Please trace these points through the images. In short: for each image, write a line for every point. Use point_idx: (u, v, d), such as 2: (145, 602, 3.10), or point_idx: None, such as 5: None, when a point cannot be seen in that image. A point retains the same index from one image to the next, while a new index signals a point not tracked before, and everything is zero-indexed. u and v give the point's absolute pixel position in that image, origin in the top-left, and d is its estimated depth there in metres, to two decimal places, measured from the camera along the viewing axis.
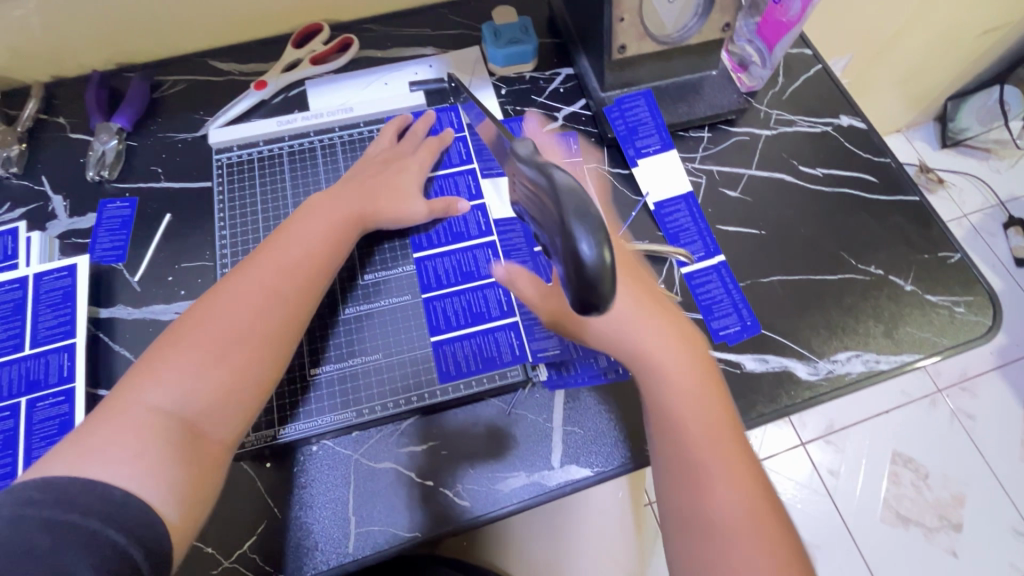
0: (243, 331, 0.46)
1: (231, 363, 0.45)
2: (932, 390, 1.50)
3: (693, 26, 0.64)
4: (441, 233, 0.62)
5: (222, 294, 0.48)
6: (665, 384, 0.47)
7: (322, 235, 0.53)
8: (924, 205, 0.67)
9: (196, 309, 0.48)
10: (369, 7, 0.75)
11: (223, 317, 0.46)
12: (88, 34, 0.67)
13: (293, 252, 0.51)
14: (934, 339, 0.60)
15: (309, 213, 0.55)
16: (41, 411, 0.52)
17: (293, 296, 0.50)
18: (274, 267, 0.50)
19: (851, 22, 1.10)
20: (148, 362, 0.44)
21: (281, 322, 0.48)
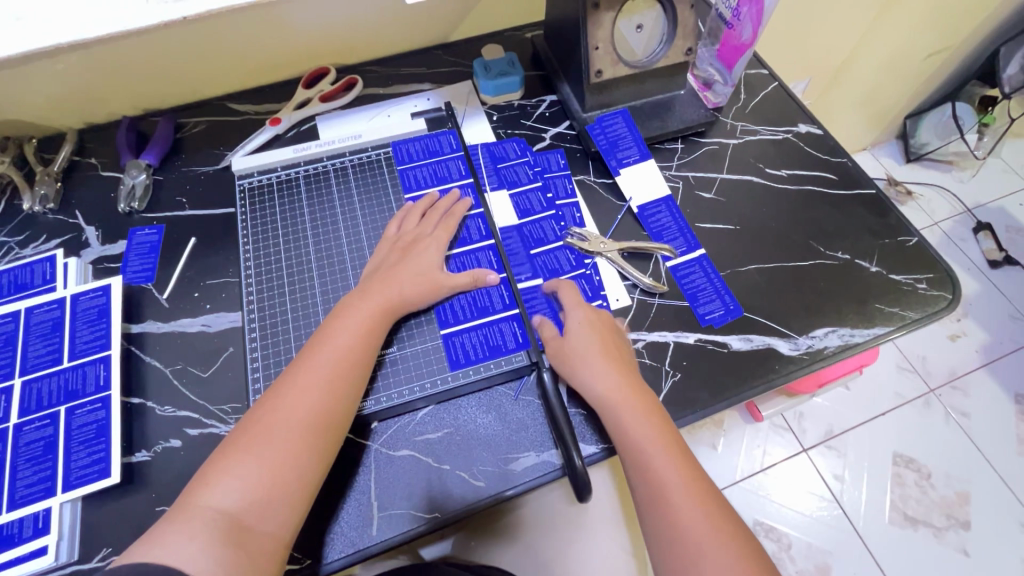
0: (290, 431, 0.49)
1: (280, 460, 0.48)
2: (925, 391, 1.54)
3: (660, 51, 0.73)
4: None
5: (272, 396, 0.51)
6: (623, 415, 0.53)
7: (357, 328, 0.56)
8: (881, 196, 0.74)
9: (251, 413, 0.51)
10: (372, 50, 0.84)
11: (269, 418, 0.49)
12: (121, 84, 0.75)
13: (329, 350, 0.54)
14: (902, 313, 0.66)
15: (344, 312, 0.57)
16: (82, 417, 0.56)
17: (332, 392, 0.52)
18: (314, 365, 0.53)
19: (805, 50, 1.22)
20: (205, 469, 0.48)
21: (325, 419, 0.50)
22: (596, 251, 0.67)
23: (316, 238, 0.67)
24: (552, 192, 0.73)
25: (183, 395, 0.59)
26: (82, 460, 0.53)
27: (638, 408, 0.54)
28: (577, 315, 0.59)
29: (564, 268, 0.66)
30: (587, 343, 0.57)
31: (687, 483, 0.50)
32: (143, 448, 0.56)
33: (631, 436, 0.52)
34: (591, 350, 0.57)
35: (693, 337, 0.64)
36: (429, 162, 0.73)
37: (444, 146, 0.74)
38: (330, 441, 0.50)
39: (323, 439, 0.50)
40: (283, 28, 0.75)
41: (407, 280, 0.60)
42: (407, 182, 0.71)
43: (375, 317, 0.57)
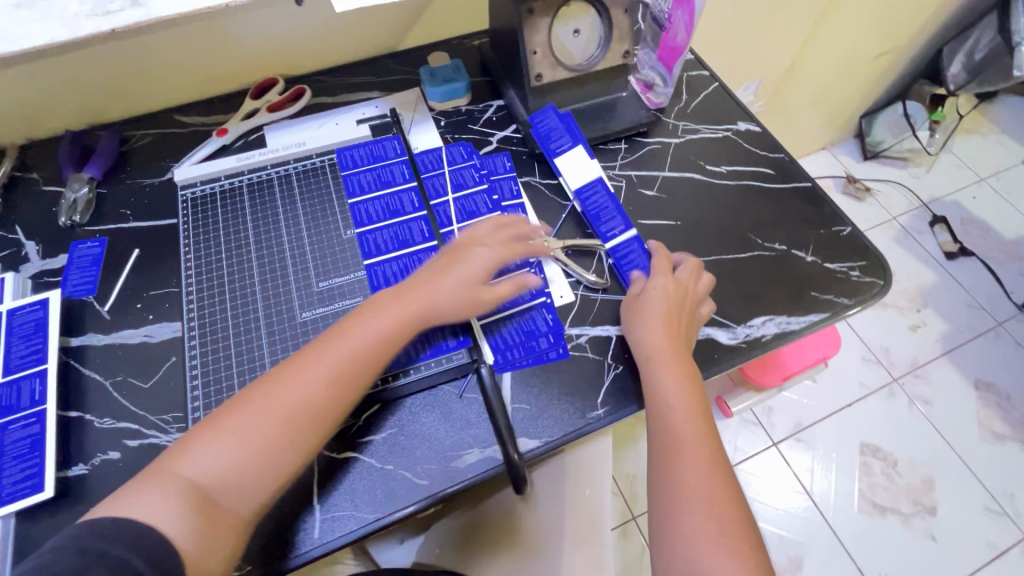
0: (275, 420, 0.49)
1: (256, 450, 0.48)
2: (888, 380, 1.58)
3: (598, 55, 0.76)
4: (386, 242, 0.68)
5: (269, 382, 0.51)
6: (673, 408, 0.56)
7: (382, 329, 0.55)
8: (816, 189, 0.77)
9: (245, 391, 0.51)
10: (320, 60, 0.85)
11: (261, 404, 0.49)
12: (62, 98, 0.75)
13: (345, 347, 0.53)
14: (836, 300, 0.68)
15: (378, 308, 0.56)
16: (17, 432, 0.55)
17: (333, 390, 0.51)
18: (324, 361, 0.52)
19: (754, 53, 1.25)
20: (191, 436, 0.48)
21: (309, 418, 0.50)
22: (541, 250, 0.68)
23: (258, 246, 0.67)
24: (498, 193, 0.74)
25: (122, 407, 0.59)
26: (16, 476, 0.53)
27: (681, 373, 0.57)
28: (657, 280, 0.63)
29: (508, 266, 0.66)
30: (657, 309, 0.60)
31: (705, 453, 0.53)
32: (80, 462, 0.55)
33: (664, 397, 0.56)
34: (657, 316, 0.60)
35: None
36: (370, 165, 0.73)
37: (384, 150, 0.75)
38: (310, 438, 0.50)
39: (304, 437, 0.49)
40: (229, 38, 0.76)
41: (446, 288, 0.58)
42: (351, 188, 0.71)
43: (399, 323, 0.56)
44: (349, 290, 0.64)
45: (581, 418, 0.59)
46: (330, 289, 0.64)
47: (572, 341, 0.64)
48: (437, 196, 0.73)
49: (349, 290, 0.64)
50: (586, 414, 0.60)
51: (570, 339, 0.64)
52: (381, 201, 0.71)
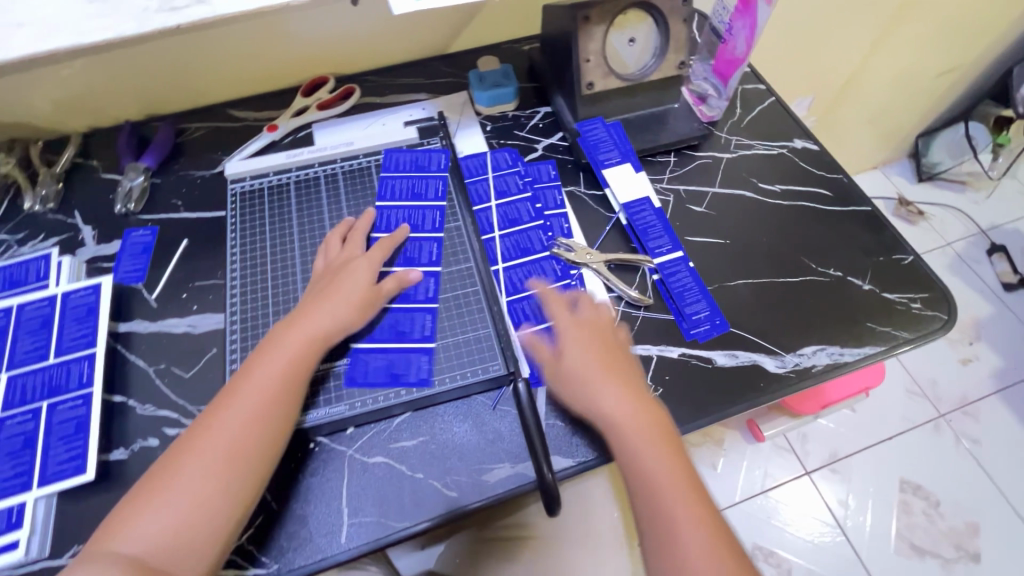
0: (210, 469, 0.48)
1: (200, 501, 0.47)
2: (934, 416, 1.49)
3: (651, 65, 0.74)
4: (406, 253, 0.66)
5: (192, 441, 0.49)
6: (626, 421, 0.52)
7: (293, 356, 0.54)
8: (876, 213, 0.73)
9: (166, 454, 0.49)
10: (371, 60, 0.86)
11: (184, 463, 0.48)
12: (124, 89, 0.77)
13: (258, 380, 0.52)
14: (895, 333, 0.64)
15: (273, 343, 0.55)
16: (64, 412, 0.56)
17: (256, 425, 0.50)
18: (240, 399, 0.51)
19: (810, 67, 1.21)
20: (116, 513, 0.46)
21: (247, 450, 0.49)
22: (582, 262, 0.67)
23: (302, 243, 0.67)
24: (541, 202, 0.73)
25: (163, 395, 0.60)
26: (61, 455, 0.54)
27: (618, 386, 0.55)
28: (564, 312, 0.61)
29: (549, 279, 0.66)
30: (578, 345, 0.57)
31: (672, 470, 0.50)
32: (121, 447, 0.57)
33: (621, 419, 0.52)
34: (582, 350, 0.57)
35: (678, 352, 0.63)
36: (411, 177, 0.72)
37: (428, 162, 0.73)
38: (252, 471, 0.49)
39: (247, 474, 0.49)
40: (284, 36, 0.78)
41: (331, 309, 0.57)
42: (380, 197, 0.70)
43: (305, 347, 0.55)
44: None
45: None
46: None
47: None
48: (480, 203, 0.72)
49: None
50: None
51: None
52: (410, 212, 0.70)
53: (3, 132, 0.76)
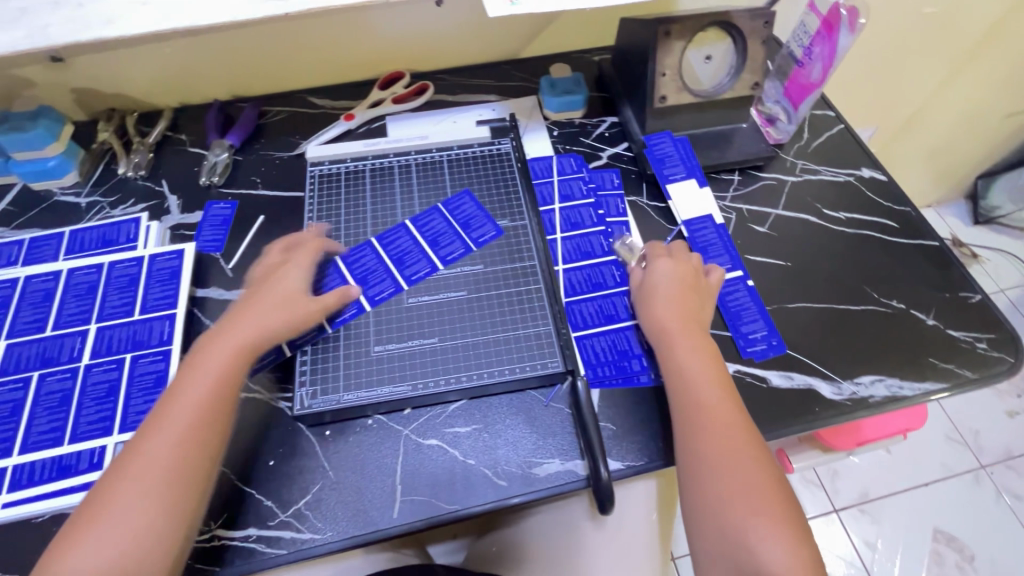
0: (152, 485, 0.47)
1: (150, 516, 0.46)
2: (975, 466, 1.44)
3: (726, 82, 0.75)
4: (415, 262, 0.67)
5: (127, 466, 0.48)
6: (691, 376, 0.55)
7: (226, 365, 0.54)
8: (944, 249, 0.72)
9: (104, 480, 0.48)
10: (446, 59, 0.89)
11: (126, 486, 0.47)
12: (217, 70, 0.82)
13: (190, 393, 0.51)
14: (958, 371, 0.63)
15: (199, 357, 0.54)
16: (146, 366, 0.60)
17: (188, 438, 0.49)
18: (171, 416, 0.50)
19: (875, 99, 1.19)
20: (62, 541, 0.45)
21: (187, 459, 0.49)
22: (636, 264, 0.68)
23: (374, 228, 0.70)
24: (604, 209, 0.74)
25: None
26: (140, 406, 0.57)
27: (696, 343, 0.57)
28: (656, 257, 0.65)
29: (608, 284, 0.67)
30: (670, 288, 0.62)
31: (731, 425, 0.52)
32: None
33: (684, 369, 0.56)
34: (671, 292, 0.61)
35: (733, 368, 0.63)
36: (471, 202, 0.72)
37: (497, 191, 0.74)
38: (197, 482, 0.49)
39: (193, 481, 0.48)
40: (369, 30, 0.81)
41: (264, 315, 0.57)
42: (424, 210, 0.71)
43: (231, 360, 0.54)
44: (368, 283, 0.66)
45: (668, 449, 0.58)
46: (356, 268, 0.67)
47: None
48: (544, 205, 0.74)
49: (372, 280, 0.66)
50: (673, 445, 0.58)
51: None
52: (445, 231, 0.70)
53: (104, 101, 0.82)
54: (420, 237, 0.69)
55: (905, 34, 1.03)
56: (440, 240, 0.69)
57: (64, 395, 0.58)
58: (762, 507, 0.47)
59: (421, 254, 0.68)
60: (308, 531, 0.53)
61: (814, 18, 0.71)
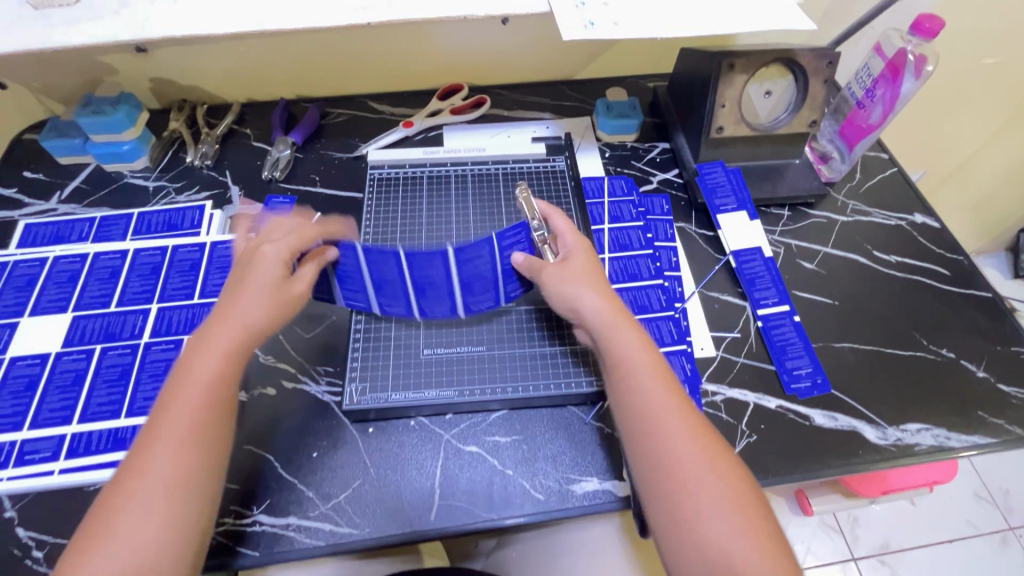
0: (154, 497, 0.43)
1: (153, 528, 0.43)
2: (1002, 527, 1.39)
3: (783, 118, 0.75)
4: (390, 297, 0.61)
5: (128, 472, 0.44)
6: (633, 382, 0.51)
7: (223, 361, 0.49)
8: (997, 301, 0.71)
9: (101, 498, 0.44)
10: (504, 75, 0.91)
11: (132, 498, 0.43)
12: (286, 70, 0.85)
13: (185, 394, 0.47)
14: (1007, 427, 0.62)
15: (189, 358, 0.49)
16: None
17: (191, 446, 0.46)
18: (168, 421, 0.46)
19: (926, 143, 1.18)
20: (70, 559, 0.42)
21: (192, 469, 0.45)
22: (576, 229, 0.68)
23: (427, 233, 0.72)
24: (652, 233, 0.75)
25: (284, 349, 0.65)
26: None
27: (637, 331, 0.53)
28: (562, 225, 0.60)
29: (653, 307, 0.68)
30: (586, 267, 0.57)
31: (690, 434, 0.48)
32: (243, 389, 0.62)
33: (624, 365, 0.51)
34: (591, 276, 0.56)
35: (775, 403, 0.63)
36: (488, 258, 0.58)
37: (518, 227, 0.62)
38: (208, 486, 0.46)
39: (196, 495, 0.45)
40: (435, 42, 0.83)
41: (250, 304, 0.52)
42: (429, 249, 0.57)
43: (227, 358, 0.50)
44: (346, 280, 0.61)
45: None
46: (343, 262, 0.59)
47: (708, 396, 0.63)
48: (595, 224, 0.75)
49: (349, 283, 0.61)
50: None
51: (706, 395, 0.63)
52: (440, 284, 0.60)
53: (177, 92, 0.85)
54: (405, 283, 0.59)
55: (961, 81, 1.02)
56: (429, 291, 0.60)
57: (123, 370, 0.60)
58: (735, 514, 0.44)
59: (402, 296, 0.61)
60: (344, 526, 0.54)
61: (879, 61, 0.71)
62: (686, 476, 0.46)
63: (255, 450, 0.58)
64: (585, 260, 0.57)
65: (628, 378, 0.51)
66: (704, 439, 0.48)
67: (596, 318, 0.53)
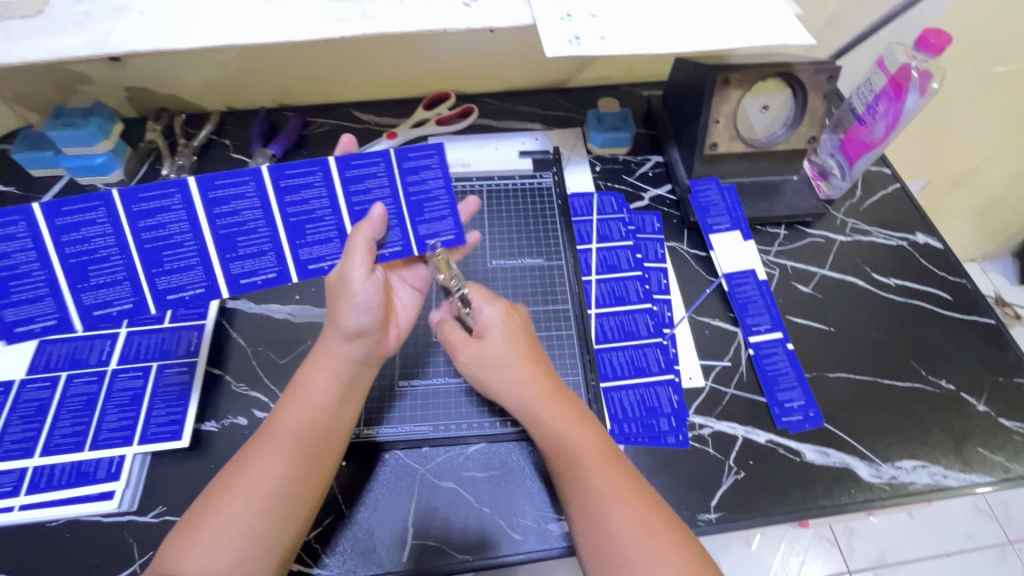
0: (252, 498, 0.45)
1: (250, 521, 0.44)
2: (1002, 540, 1.30)
3: (781, 133, 0.72)
4: (252, 241, 0.54)
5: (225, 478, 0.46)
6: (574, 456, 0.50)
7: (332, 372, 0.51)
8: (1000, 328, 0.68)
9: (203, 497, 0.46)
10: (492, 83, 0.88)
11: (235, 498, 0.45)
12: (267, 79, 0.82)
13: (310, 401, 0.50)
14: (1008, 465, 0.59)
15: (314, 369, 0.51)
16: (110, 253, 0.51)
17: (294, 444, 0.48)
18: (289, 422, 0.49)
19: (932, 151, 1.13)
20: (175, 541, 0.44)
21: (299, 466, 0.47)
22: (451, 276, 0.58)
23: None
24: (642, 253, 0.72)
25: (257, 376, 0.63)
26: (164, 272, 0.53)
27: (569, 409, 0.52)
28: (496, 307, 0.57)
29: (640, 334, 0.66)
30: (507, 339, 0.55)
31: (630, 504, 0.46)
32: (212, 419, 0.59)
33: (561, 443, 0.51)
34: (514, 346, 0.55)
35: (765, 437, 0.60)
36: (383, 175, 0.55)
37: (428, 183, 0.57)
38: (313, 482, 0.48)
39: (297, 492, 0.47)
40: (419, 49, 0.80)
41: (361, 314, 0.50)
42: (369, 153, 0.54)
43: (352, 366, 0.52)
44: (168, 250, 0.52)
45: (690, 520, 0.55)
46: (165, 217, 0.51)
47: (694, 430, 0.60)
48: (582, 243, 0.72)
49: (174, 254, 0.52)
50: (696, 515, 0.56)
51: (693, 428, 0.60)
52: (321, 216, 0.54)
53: (154, 101, 0.83)
54: (276, 222, 0.54)
55: (970, 89, 0.98)
56: (309, 229, 0.55)
57: (89, 399, 0.58)
58: None
59: (270, 238, 0.54)
60: (313, 566, 0.52)
61: (882, 77, 0.69)
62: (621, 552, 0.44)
63: None
64: (517, 331, 0.56)
65: (567, 452, 0.50)
66: (646, 511, 0.46)
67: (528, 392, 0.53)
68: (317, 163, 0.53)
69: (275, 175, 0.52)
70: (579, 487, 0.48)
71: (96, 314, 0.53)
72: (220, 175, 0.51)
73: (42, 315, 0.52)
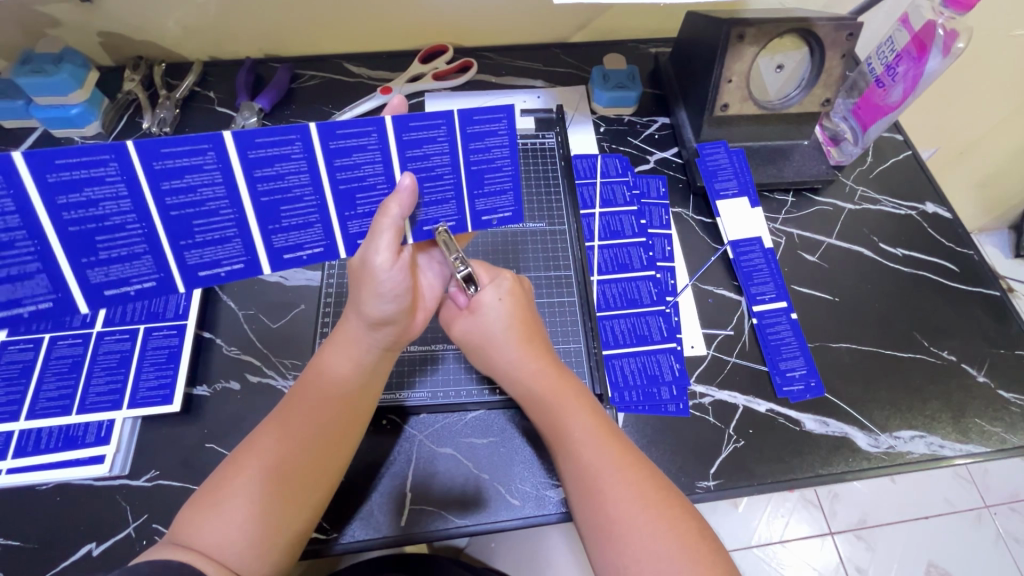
0: (268, 471, 0.44)
1: (267, 494, 0.43)
2: (977, 504, 1.27)
3: (795, 95, 0.69)
4: (297, 211, 0.46)
5: (242, 454, 0.45)
6: (573, 430, 0.49)
7: (358, 359, 0.49)
8: (1005, 302, 0.67)
9: (219, 470, 0.45)
10: (492, 36, 0.83)
11: (254, 469, 0.44)
12: (252, 27, 0.77)
13: (334, 386, 0.49)
14: (1004, 435, 0.60)
15: (343, 353, 0.49)
16: (127, 220, 0.42)
17: (317, 425, 0.47)
18: (313, 404, 0.48)
19: (943, 120, 1.10)
20: (192, 508, 0.43)
21: (321, 449, 0.47)
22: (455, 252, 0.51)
23: None
24: (647, 218, 0.70)
25: (249, 340, 0.61)
26: (195, 245, 0.45)
27: (565, 380, 0.52)
28: (499, 286, 0.54)
29: (642, 301, 0.64)
30: (509, 313, 0.54)
31: (634, 477, 0.46)
32: (204, 383, 0.58)
33: (561, 411, 0.50)
34: (516, 319, 0.54)
35: (766, 407, 0.60)
36: (445, 142, 0.46)
37: (493, 152, 0.49)
38: (332, 463, 0.47)
39: (313, 474, 0.46)
40: None
41: (387, 300, 0.47)
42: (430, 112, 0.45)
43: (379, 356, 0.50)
44: (199, 220, 0.44)
45: (689, 487, 0.55)
46: (195, 177, 0.42)
47: (695, 398, 0.60)
48: (585, 208, 0.70)
49: (206, 224, 0.44)
50: (694, 483, 0.56)
51: (694, 397, 0.60)
52: (375, 188, 0.47)
53: (132, 48, 0.77)
54: (325, 190, 0.46)
55: (988, 52, 0.94)
56: (359, 198, 0.47)
57: (74, 362, 0.56)
58: (684, 558, 0.42)
59: (318, 209, 0.46)
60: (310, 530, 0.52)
61: (905, 35, 0.65)
62: (619, 520, 0.44)
63: (216, 449, 0.55)
64: (524, 308, 0.55)
65: (568, 420, 0.49)
66: (653, 484, 0.46)
67: (527, 363, 0.52)
68: (371, 121, 0.44)
69: (324, 135, 0.43)
70: (576, 463, 0.48)
71: (107, 293, 0.45)
72: (261, 131, 0.41)
73: (34, 297, 0.43)
